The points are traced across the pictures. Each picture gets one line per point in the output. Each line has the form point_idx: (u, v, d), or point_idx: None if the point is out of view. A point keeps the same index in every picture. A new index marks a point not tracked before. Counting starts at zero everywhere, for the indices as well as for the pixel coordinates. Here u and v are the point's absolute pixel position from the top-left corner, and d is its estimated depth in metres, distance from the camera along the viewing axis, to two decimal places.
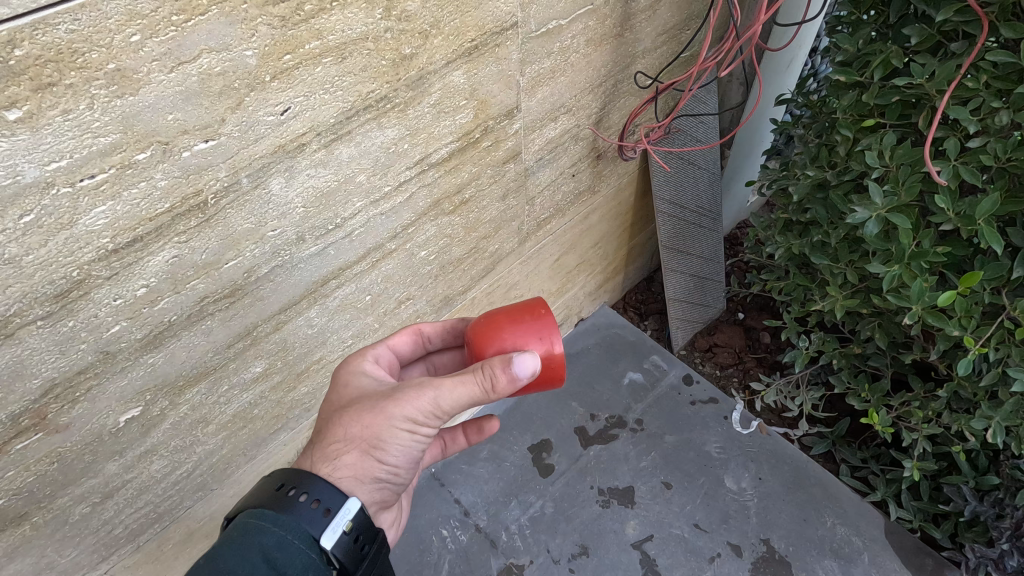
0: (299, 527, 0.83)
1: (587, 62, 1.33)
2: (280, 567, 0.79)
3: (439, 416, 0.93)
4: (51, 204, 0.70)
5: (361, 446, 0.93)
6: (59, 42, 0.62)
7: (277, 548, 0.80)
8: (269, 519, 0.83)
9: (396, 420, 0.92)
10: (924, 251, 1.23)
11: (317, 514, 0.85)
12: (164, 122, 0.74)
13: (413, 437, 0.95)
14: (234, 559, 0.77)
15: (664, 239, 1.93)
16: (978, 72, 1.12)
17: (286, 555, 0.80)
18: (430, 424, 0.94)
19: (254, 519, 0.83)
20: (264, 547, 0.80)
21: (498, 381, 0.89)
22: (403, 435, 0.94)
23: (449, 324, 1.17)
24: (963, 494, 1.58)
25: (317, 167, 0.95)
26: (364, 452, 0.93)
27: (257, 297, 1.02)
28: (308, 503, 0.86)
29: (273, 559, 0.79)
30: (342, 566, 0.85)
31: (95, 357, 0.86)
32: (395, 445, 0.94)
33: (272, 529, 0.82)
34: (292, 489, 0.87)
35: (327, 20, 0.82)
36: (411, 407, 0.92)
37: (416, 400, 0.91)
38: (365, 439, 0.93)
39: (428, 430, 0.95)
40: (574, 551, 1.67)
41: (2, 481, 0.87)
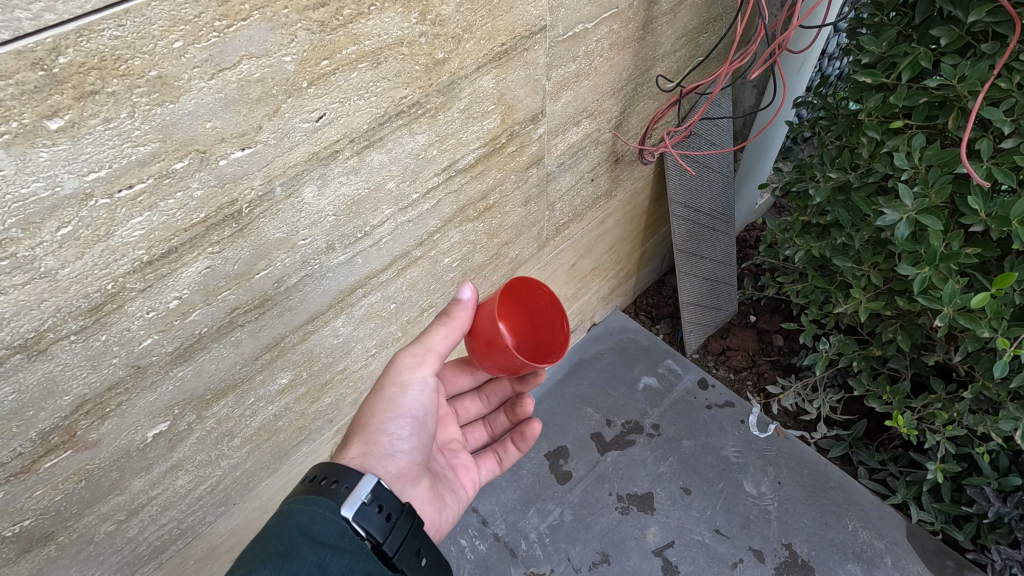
0: (323, 503, 0.84)
1: (610, 66, 1.32)
2: (316, 539, 0.78)
3: (423, 365, 1.03)
4: (89, 215, 0.68)
5: (366, 419, 1.01)
6: (103, 49, 0.60)
7: (311, 523, 0.80)
8: (300, 503, 0.84)
9: (388, 384, 1.02)
10: (955, 252, 1.24)
11: (341, 492, 0.86)
12: (203, 130, 0.72)
13: (408, 395, 1.02)
14: (273, 540, 0.77)
15: (679, 242, 1.92)
16: (1011, 73, 1.14)
17: (321, 528, 0.80)
18: (418, 375, 1.02)
19: (287, 506, 0.84)
20: (297, 525, 0.79)
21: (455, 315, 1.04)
22: (398, 394, 1.02)
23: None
24: (987, 496, 1.57)
25: (349, 174, 0.93)
26: (368, 423, 1.00)
27: (286, 307, 1.00)
28: (331, 484, 0.87)
29: (309, 533, 0.79)
30: (372, 535, 0.84)
31: (126, 371, 0.84)
32: (393, 406, 1.01)
33: (302, 508, 0.82)
34: (320, 476, 0.89)
35: (365, 25, 0.80)
36: (397, 368, 1.02)
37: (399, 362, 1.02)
38: (367, 414, 1.01)
39: (419, 381, 1.03)
40: (595, 559, 1.65)
41: (28, 501, 0.85)
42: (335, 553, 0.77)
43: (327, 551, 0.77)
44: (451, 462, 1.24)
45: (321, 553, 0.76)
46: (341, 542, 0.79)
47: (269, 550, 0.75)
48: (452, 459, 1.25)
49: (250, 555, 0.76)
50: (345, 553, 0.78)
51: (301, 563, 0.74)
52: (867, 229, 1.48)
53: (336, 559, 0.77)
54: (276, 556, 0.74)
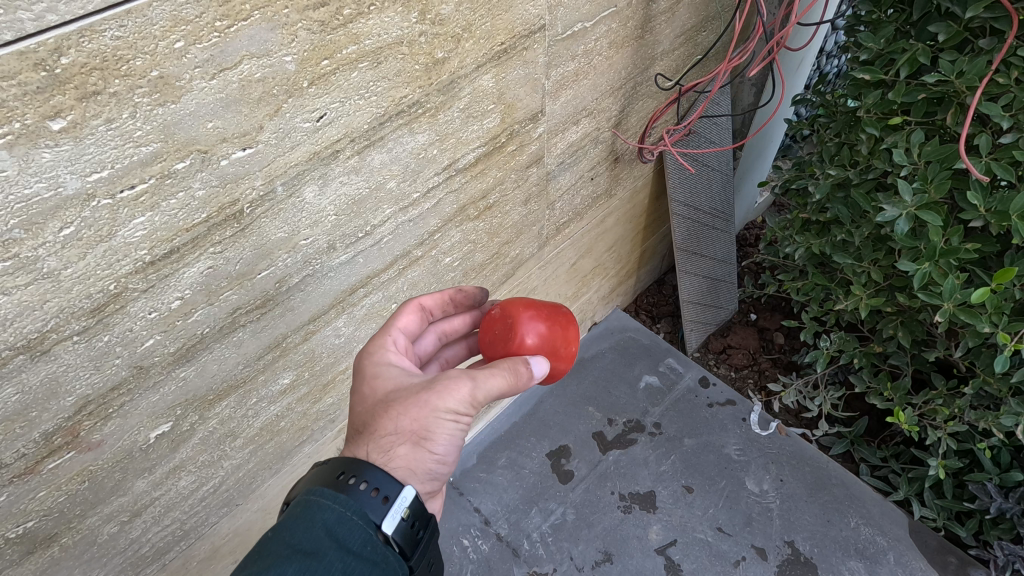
0: (358, 509, 0.80)
1: (609, 64, 1.32)
2: (342, 543, 0.76)
3: (480, 403, 0.90)
4: (91, 215, 0.68)
5: (410, 439, 0.87)
6: (105, 49, 0.60)
7: (340, 527, 0.77)
8: (328, 498, 0.80)
9: (442, 411, 0.87)
10: (955, 248, 1.24)
11: (376, 500, 0.82)
12: (204, 130, 0.72)
13: (461, 427, 0.90)
14: (299, 535, 0.75)
15: (679, 240, 1.91)
16: (1010, 69, 1.14)
17: (349, 532, 0.77)
18: (473, 411, 0.90)
19: (314, 497, 0.80)
20: (327, 524, 0.77)
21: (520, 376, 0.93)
22: (450, 425, 0.88)
23: (449, 293, 1.11)
24: (989, 491, 1.57)
25: (350, 174, 0.94)
26: (413, 442, 0.87)
27: (288, 307, 1.00)
28: (366, 489, 0.82)
29: (337, 536, 0.76)
30: (402, 549, 0.82)
31: (129, 371, 0.84)
32: (443, 435, 0.89)
33: (332, 506, 0.79)
34: (345, 473, 0.83)
35: (365, 24, 0.81)
36: (455, 398, 0.87)
37: (457, 391, 0.87)
38: (412, 434, 0.87)
39: (473, 416, 0.91)
40: (598, 558, 1.65)
41: (31, 502, 0.85)
42: (359, 561, 0.76)
43: (352, 558, 0.75)
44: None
45: (347, 562, 0.74)
46: (366, 551, 0.77)
47: (296, 547, 0.73)
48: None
49: (275, 546, 0.74)
50: (369, 563, 0.76)
51: (326, 568, 0.72)
52: (867, 226, 1.49)
53: (360, 569, 0.75)
54: (304, 556, 0.72)
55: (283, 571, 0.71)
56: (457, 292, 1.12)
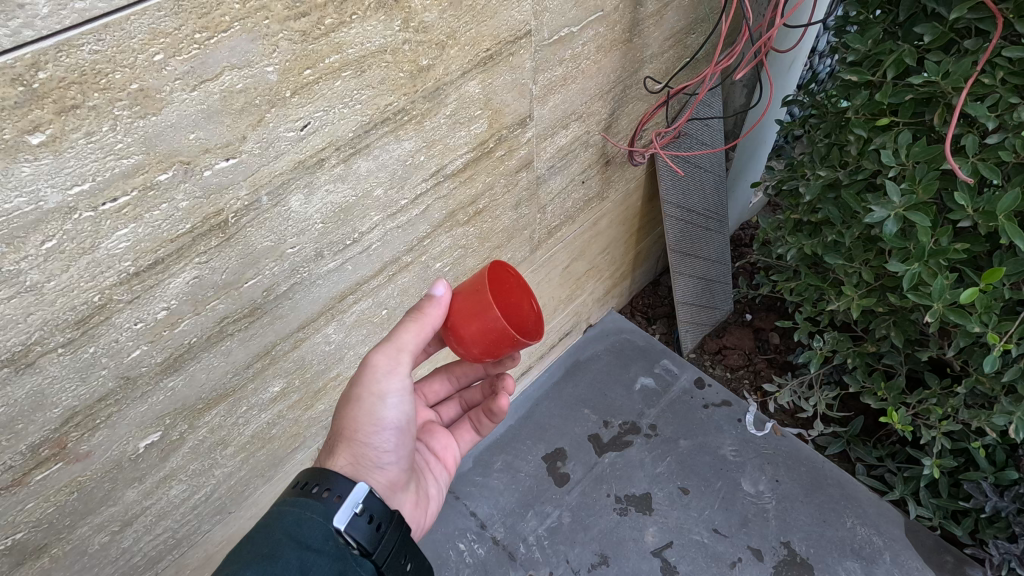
0: (314, 510, 0.85)
1: (598, 68, 1.33)
2: (300, 541, 0.81)
3: (396, 373, 0.99)
4: (73, 228, 0.68)
5: (348, 433, 0.99)
6: (83, 64, 0.60)
7: (298, 528, 0.82)
8: (288, 504, 0.86)
9: (364, 394, 0.98)
10: (944, 248, 1.25)
11: (331, 501, 0.87)
12: (186, 141, 0.72)
13: (387, 404, 1.00)
14: (261, 540, 0.81)
15: (672, 241, 1.91)
16: (995, 69, 1.15)
17: (308, 532, 0.82)
18: (394, 387, 0.99)
19: (277, 507, 0.86)
20: (285, 527, 0.82)
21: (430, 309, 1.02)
22: (378, 407, 0.99)
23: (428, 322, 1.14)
24: (984, 490, 1.57)
25: (336, 182, 0.94)
26: (351, 435, 0.99)
27: (276, 315, 1.00)
28: (321, 492, 0.87)
29: (296, 536, 0.81)
30: (361, 544, 0.85)
31: (115, 383, 0.84)
32: (374, 418, 0.99)
33: (290, 510, 0.85)
34: (309, 482, 0.89)
35: (347, 34, 0.81)
36: (371, 380, 0.98)
37: (371, 372, 0.98)
38: (347, 428, 0.99)
39: (396, 389, 1.00)
40: (593, 561, 1.65)
41: (20, 514, 0.85)
42: (319, 556, 0.81)
43: (310, 554, 0.80)
44: (432, 444, 1.26)
45: (304, 557, 0.79)
46: (325, 547, 0.82)
47: (256, 552, 0.79)
48: (432, 443, 1.26)
49: (237, 555, 0.79)
50: (328, 557, 0.81)
51: (284, 566, 0.77)
52: (857, 226, 1.48)
53: (318, 562, 0.79)
54: (262, 559, 0.77)
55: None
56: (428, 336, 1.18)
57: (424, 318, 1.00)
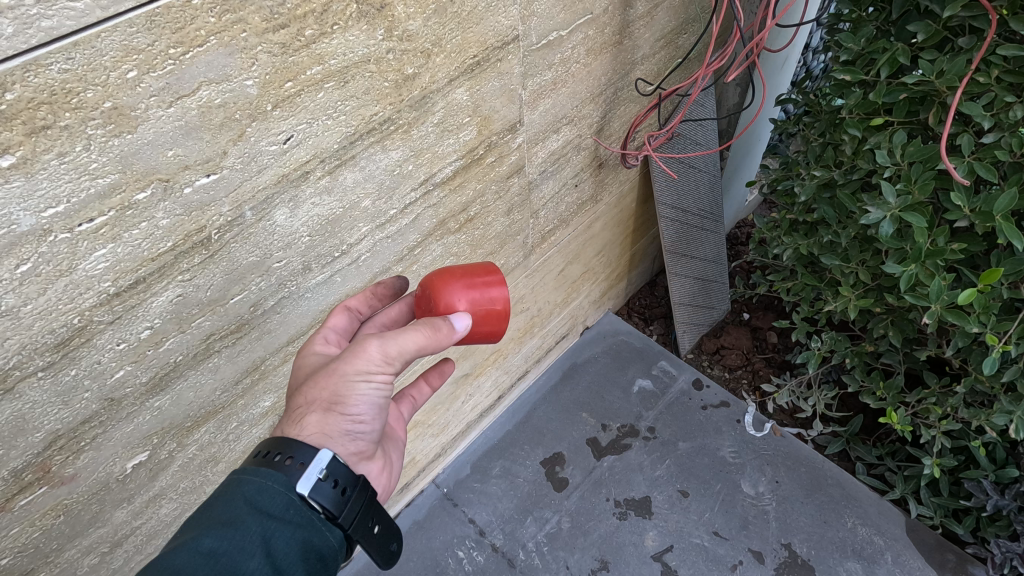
0: (276, 476, 0.80)
1: (588, 71, 1.31)
2: (261, 510, 0.77)
3: (388, 366, 0.89)
4: (49, 250, 0.67)
5: (321, 404, 0.87)
6: (53, 83, 0.58)
7: (259, 497, 0.78)
8: (248, 472, 0.80)
9: (350, 373, 0.87)
10: (941, 248, 1.24)
11: (293, 467, 0.81)
12: (165, 159, 0.71)
13: (372, 383, 0.88)
14: (219, 507, 0.76)
15: (668, 242, 1.90)
16: (990, 67, 1.14)
17: (269, 500, 0.78)
18: (384, 373, 0.89)
19: (234, 475, 0.80)
20: (244, 494, 0.78)
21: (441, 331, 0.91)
22: (360, 383, 0.88)
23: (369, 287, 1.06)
24: (985, 489, 1.56)
25: (322, 195, 0.92)
26: (324, 405, 0.87)
27: (264, 330, 0.99)
28: (282, 460, 0.81)
29: (255, 503, 0.77)
30: (327, 509, 0.81)
31: (100, 405, 0.82)
32: (356, 398, 0.88)
33: (250, 479, 0.79)
34: (270, 452, 0.83)
35: (328, 44, 0.79)
36: (361, 361, 0.87)
37: (363, 356, 0.87)
38: (324, 400, 0.86)
39: (386, 379, 0.90)
40: (594, 566, 1.63)
41: (5, 539, 0.83)
42: (281, 524, 0.77)
43: (272, 523, 0.76)
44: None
45: (266, 525, 0.76)
46: (288, 514, 0.78)
47: (213, 519, 0.75)
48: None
49: (194, 522, 0.76)
50: (291, 524, 0.77)
51: (243, 534, 0.74)
52: (852, 226, 1.47)
53: (279, 530, 0.76)
54: (221, 526, 0.74)
55: (201, 541, 0.73)
56: (377, 286, 1.06)
57: (432, 325, 0.90)
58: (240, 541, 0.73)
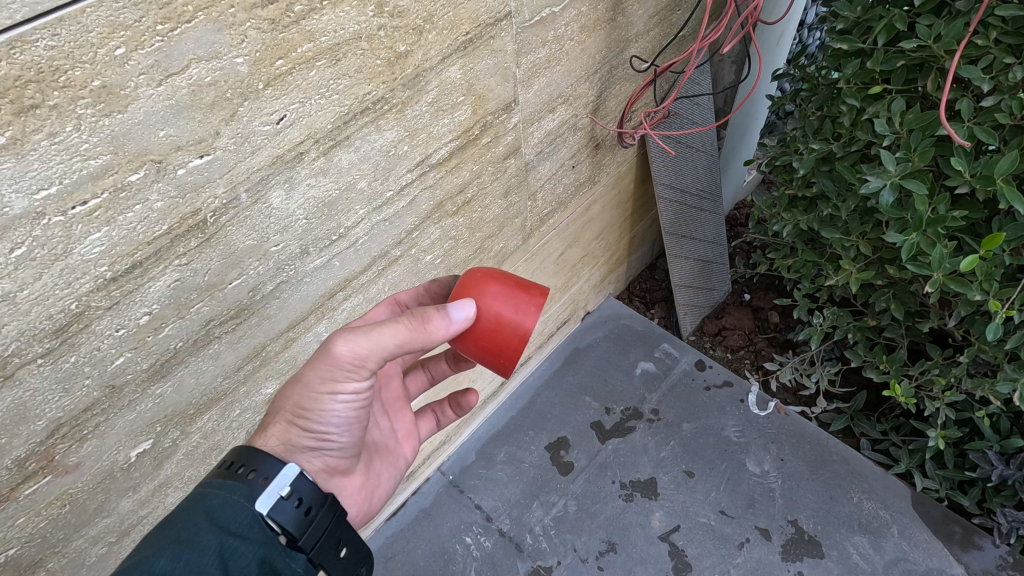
0: (240, 490, 0.82)
1: (582, 49, 1.30)
2: (224, 527, 0.77)
3: (357, 370, 0.90)
4: (43, 234, 0.66)
5: (287, 415, 0.94)
6: (39, 60, 0.58)
7: (221, 511, 0.79)
8: (214, 487, 0.82)
9: (314, 386, 0.91)
10: (942, 216, 1.24)
11: (256, 483, 0.84)
12: (156, 139, 0.70)
13: (335, 400, 0.92)
14: (178, 523, 0.76)
15: (666, 224, 1.89)
16: (988, 29, 1.13)
17: (233, 515, 0.79)
18: (351, 384, 0.91)
19: (199, 489, 0.82)
20: (207, 509, 0.79)
21: (429, 322, 0.88)
22: (326, 398, 0.92)
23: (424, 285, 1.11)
24: (990, 459, 1.56)
25: (318, 176, 0.91)
26: (293, 417, 0.93)
27: (264, 316, 0.98)
28: (245, 473, 0.85)
29: (218, 519, 0.78)
30: (286, 530, 0.84)
31: (101, 392, 0.82)
32: (323, 411, 0.93)
33: (214, 493, 0.81)
34: (234, 463, 0.87)
35: (319, 20, 0.78)
36: (330, 373, 0.89)
37: (334, 364, 0.89)
38: (290, 409, 0.93)
39: (353, 389, 0.92)
40: (602, 548, 1.63)
41: (11, 529, 0.83)
42: (243, 543, 0.76)
43: (233, 541, 0.76)
44: (394, 425, 1.21)
45: (226, 543, 0.75)
46: (251, 532, 0.78)
47: (171, 536, 0.74)
48: (394, 423, 1.21)
49: (152, 539, 0.75)
50: (253, 543, 0.77)
51: (200, 553, 0.73)
52: (852, 199, 1.47)
53: (239, 549, 0.76)
54: (177, 544, 0.73)
55: (154, 562, 0.70)
56: (433, 283, 1.12)
57: (421, 332, 0.88)
58: (196, 561, 0.72)
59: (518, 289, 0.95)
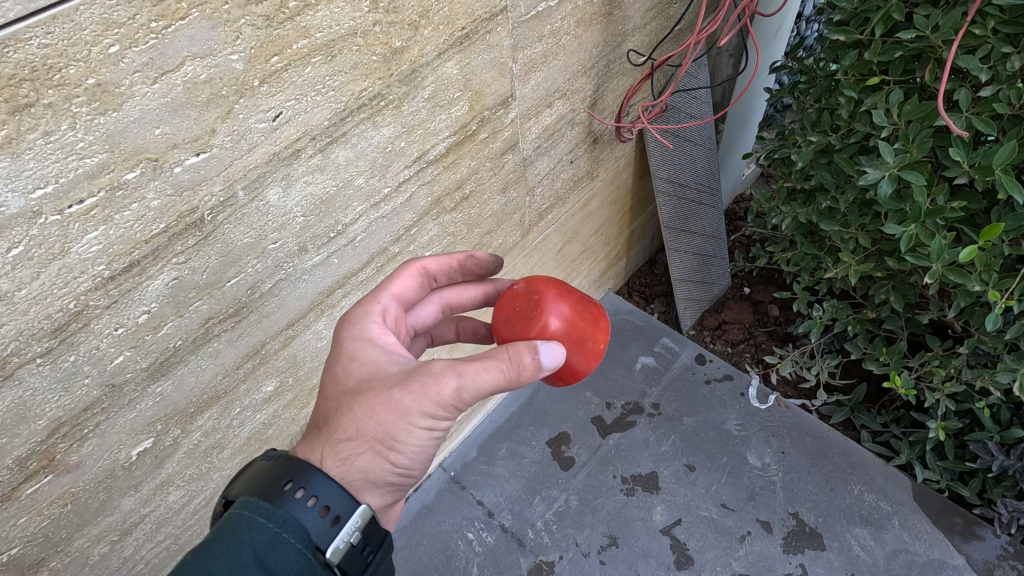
0: (294, 524, 0.74)
1: (578, 44, 1.30)
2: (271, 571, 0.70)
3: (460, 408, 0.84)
4: (40, 233, 0.66)
5: (372, 449, 0.83)
6: (34, 58, 0.57)
7: (270, 551, 0.71)
8: (264, 513, 0.74)
9: (413, 420, 0.82)
10: (941, 207, 1.24)
11: (314, 513, 0.77)
12: (152, 138, 0.70)
13: (429, 434, 0.85)
14: (224, 560, 0.69)
15: (665, 218, 1.89)
16: (986, 18, 1.13)
17: (282, 557, 0.72)
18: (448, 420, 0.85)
19: (245, 509, 0.74)
20: (255, 545, 0.71)
21: (525, 370, 0.85)
22: (421, 432, 0.83)
23: (457, 258, 1.09)
24: (990, 450, 1.56)
25: (315, 173, 0.91)
26: (379, 451, 0.83)
27: (263, 314, 0.98)
28: (303, 497, 0.77)
29: (266, 561, 0.71)
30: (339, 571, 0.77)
31: (101, 391, 0.82)
32: (413, 444, 0.85)
33: (265, 525, 0.73)
34: (290, 482, 0.78)
35: (313, 16, 0.78)
36: (434, 409, 0.82)
37: (441, 400, 0.81)
38: (378, 442, 0.83)
39: (448, 425, 0.86)
40: (604, 543, 1.64)
41: (14, 529, 0.84)
42: None
43: None
44: None
45: None
46: None
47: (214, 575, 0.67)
48: None
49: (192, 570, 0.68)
50: None
51: None
52: (852, 190, 1.46)
53: None
54: None
55: None
56: (467, 258, 1.10)
57: (525, 377, 0.85)
58: None
59: (586, 322, 1.01)
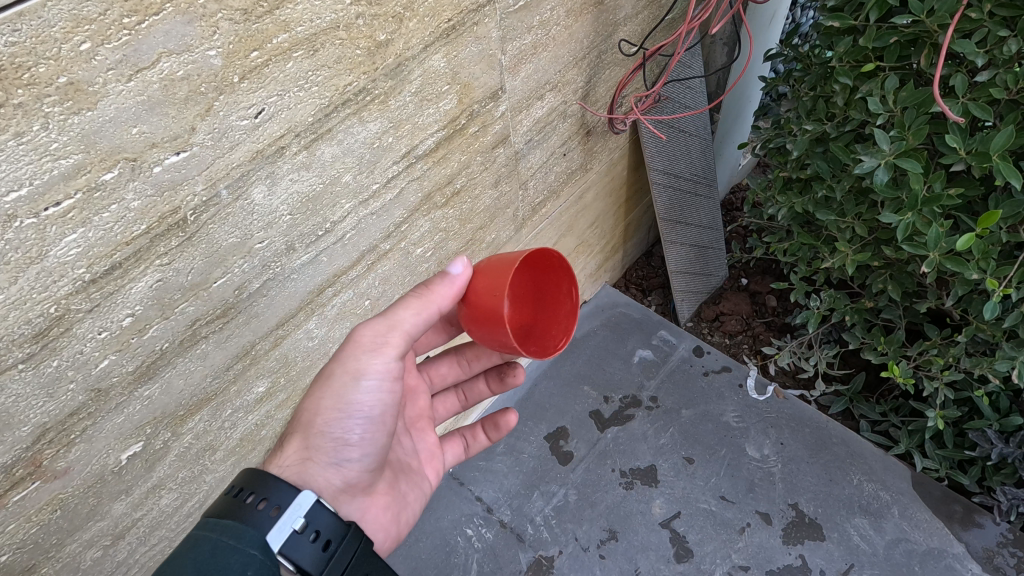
0: (248, 529, 0.80)
1: (569, 35, 1.28)
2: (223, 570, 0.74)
3: (382, 351, 0.95)
4: (16, 236, 0.64)
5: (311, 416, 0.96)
6: (1, 57, 0.56)
7: (219, 554, 0.76)
8: (214, 525, 0.80)
9: (339, 373, 0.95)
10: (938, 194, 1.22)
11: (268, 514, 0.84)
12: (129, 137, 0.68)
13: (360, 390, 0.95)
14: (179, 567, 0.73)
15: (661, 210, 1.87)
16: (982, 2, 1.12)
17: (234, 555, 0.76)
18: (376, 368, 0.95)
19: (198, 529, 0.80)
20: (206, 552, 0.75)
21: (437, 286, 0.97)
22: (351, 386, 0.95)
23: None
24: (989, 438, 1.56)
25: (300, 170, 0.90)
26: (319, 415, 0.96)
27: (252, 314, 0.97)
28: (257, 502, 0.84)
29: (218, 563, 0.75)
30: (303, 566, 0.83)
31: (87, 396, 0.81)
32: (347, 401, 0.95)
33: (213, 535, 0.78)
34: (245, 490, 0.86)
35: (293, 10, 0.76)
36: (354, 355, 0.94)
37: (360, 344, 0.94)
38: (314, 404, 0.96)
39: (376, 374, 0.95)
40: (603, 537, 1.63)
41: (3, 536, 0.83)
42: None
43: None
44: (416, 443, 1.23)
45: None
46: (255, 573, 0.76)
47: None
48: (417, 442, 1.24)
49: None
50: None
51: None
52: (847, 179, 1.45)
53: None
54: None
55: None
56: None
57: (432, 298, 0.96)
58: None
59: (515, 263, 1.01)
